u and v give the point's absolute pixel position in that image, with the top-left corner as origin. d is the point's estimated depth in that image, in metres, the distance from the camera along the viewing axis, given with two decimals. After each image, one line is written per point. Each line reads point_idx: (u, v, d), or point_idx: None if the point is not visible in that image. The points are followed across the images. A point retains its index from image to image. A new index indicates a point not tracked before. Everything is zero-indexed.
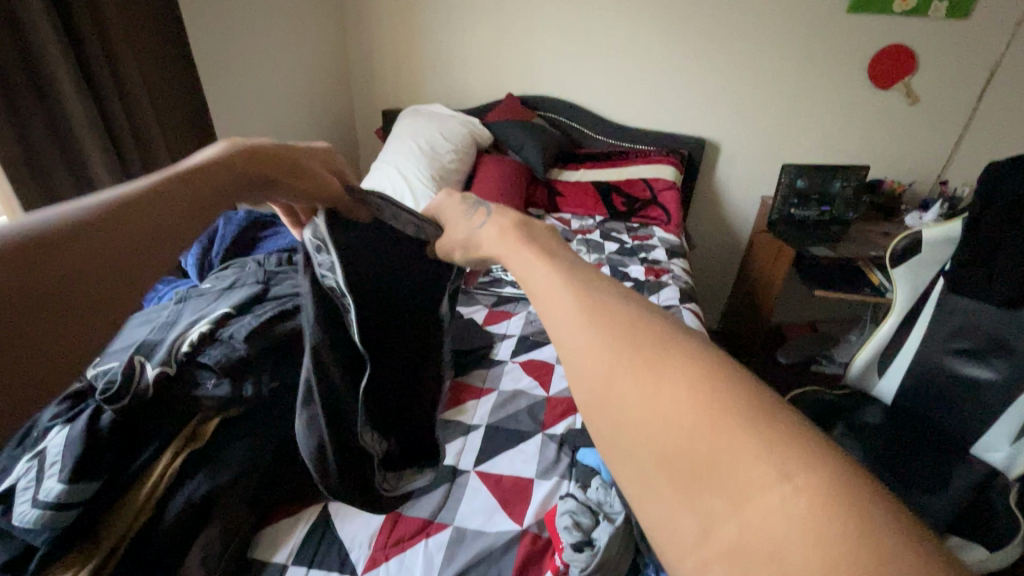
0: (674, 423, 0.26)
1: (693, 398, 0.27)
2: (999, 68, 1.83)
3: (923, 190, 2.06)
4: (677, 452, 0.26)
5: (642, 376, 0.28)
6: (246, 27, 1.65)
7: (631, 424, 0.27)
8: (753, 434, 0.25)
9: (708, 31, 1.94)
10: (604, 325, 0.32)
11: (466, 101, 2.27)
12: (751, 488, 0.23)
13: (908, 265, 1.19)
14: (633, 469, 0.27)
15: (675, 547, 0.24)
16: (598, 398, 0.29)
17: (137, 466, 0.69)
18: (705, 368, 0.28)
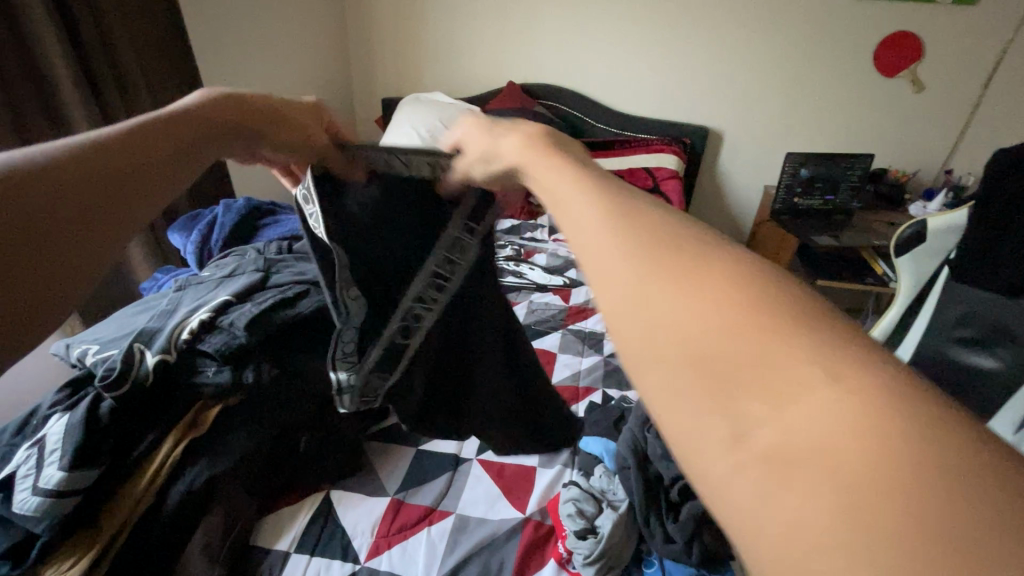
0: (705, 321, 0.21)
1: (730, 294, 0.22)
2: (1006, 54, 1.81)
3: (928, 179, 2.04)
4: (709, 357, 0.21)
5: (670, 272, 0.23)
6: (244, 14, 1.64)
7: (653, 325, 0.22)
8: (798, 332, 0.20)
9: (712, 18, 1.92)
10: (630, 220, 0.26)
11: (467, 89, 2.24)
12: (798, 389, 0.19)
13: (913, 255, 1.18)
14: (656, 378, 0.22)
15: (702, 452, 0.20)
16: (615, 302, 0.24)
17: (137, 453, 0.68)
18: (745, 267, 0.23)
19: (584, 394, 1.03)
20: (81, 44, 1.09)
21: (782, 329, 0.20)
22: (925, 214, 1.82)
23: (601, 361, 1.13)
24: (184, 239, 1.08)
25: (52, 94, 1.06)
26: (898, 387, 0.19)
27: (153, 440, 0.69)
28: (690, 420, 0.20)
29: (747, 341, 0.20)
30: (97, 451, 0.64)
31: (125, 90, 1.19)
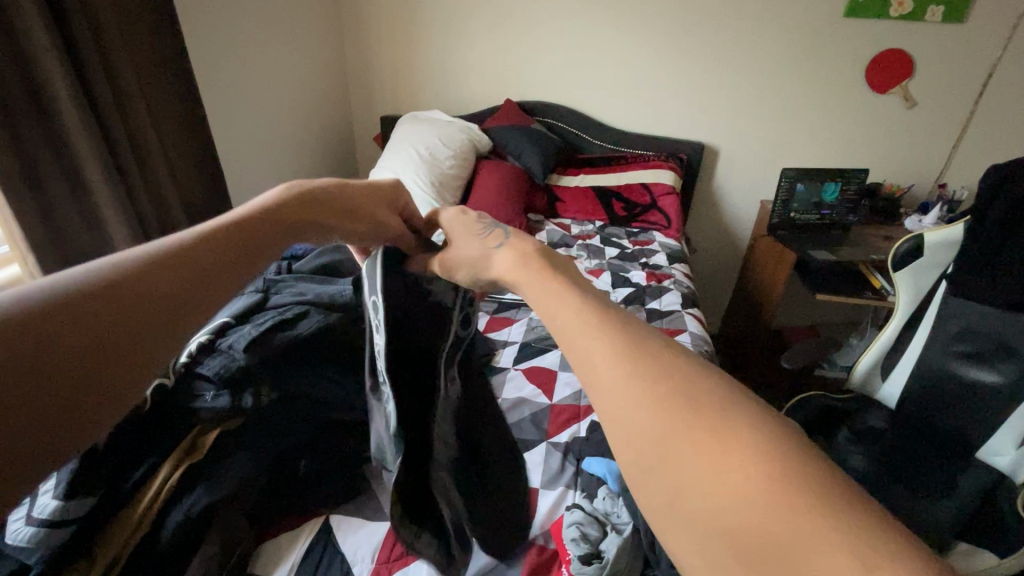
0: (740, 493, 0.23)
1: (757, 461, 0.24)
2: (996, 70, 1.84)
3: (922, 193, 2.06)
4: (731, 519, 0.23)
5: (704, 441, 0.25)
6: (245, 36, 1.65)
7: (681, 489, 0.24)
8: (825, 513, 0.22)
9: (706, 37, 1.95)
10: (649, 377, 0.28)
11: (465, 108, 2.27)
12: (828, 570, 0.20)
13: (910, 270, 1.21)
14: (687, 543, 0.24)
15: None
16: (643, 457, 0.26)
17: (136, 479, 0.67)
18: (770, 437, 0.25)
19: (585, 413, 1.02)
20: (85, 69, 1.09)
21: (792, 498, 0.23)
22: (921, 227, 1.83)
23: None
24: None
25: (54, 119, 1.06)
26: (908, 561, 0.21)
27: (151, 468, 0.68)
28: None
29: (778, 518, 0.22)
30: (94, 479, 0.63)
31: (126, 113, 1.20)
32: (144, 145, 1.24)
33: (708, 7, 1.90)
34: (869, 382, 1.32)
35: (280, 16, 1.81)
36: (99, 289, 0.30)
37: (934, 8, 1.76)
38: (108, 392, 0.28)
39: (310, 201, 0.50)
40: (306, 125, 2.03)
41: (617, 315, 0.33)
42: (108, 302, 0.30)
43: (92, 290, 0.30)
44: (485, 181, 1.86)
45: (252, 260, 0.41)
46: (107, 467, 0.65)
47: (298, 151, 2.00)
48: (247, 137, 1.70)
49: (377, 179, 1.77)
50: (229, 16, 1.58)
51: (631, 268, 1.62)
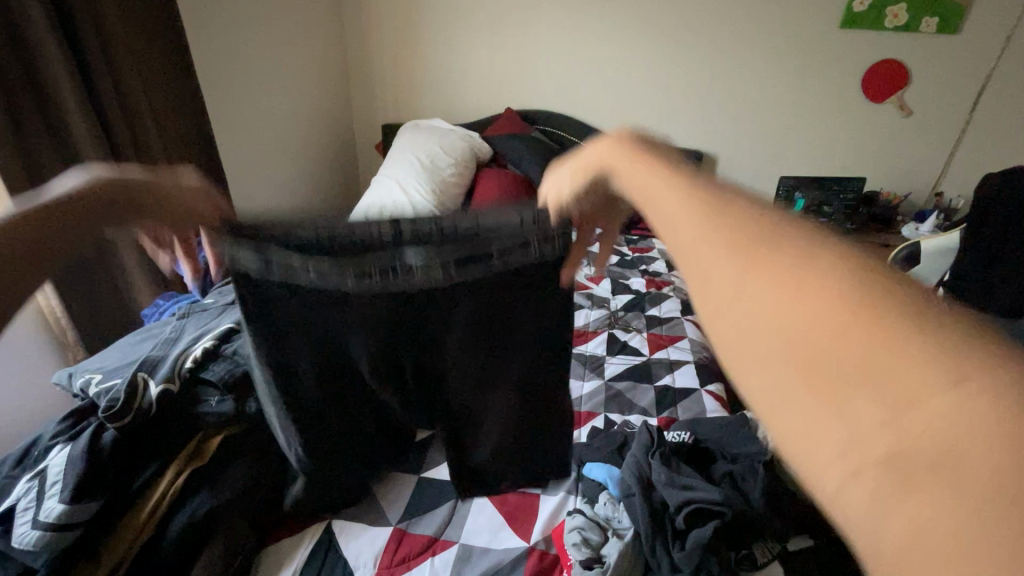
0: (824, 330, 0.24)
1: (840, 297, 0.24)
2: (990, 81, 1.86)
3: (919, 202, 2.08)
4: (819, 353, 0.24)
5: (785, 286, 0.26)
6: (249, 45, 1.67)
7: (763, 332, 0.26)
8: (915, 338, 0.22)
9: (705, 46, 1.97)
10: (736, 240, 0.29)
11: (465, 116, 2.29)
12: (913, 389, 0.21)
13: (911, 275, 1.28)
14: (767, 385, 0.25)
15: (817, 456, 0.22)
16: (724, 311, 0.28)
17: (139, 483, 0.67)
18: (857, 278, 0.25)
19: (586, 419, 1.03)
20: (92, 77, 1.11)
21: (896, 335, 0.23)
22: (918, 235, 1.85)
23: (602, 386, 1.13)
24: None
25: None
26: (1006, 375, 0.21)
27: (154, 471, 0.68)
28: (799, 419, 0.23)
29: (864, 348, 0.23)
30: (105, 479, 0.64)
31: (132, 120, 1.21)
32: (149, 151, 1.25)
33: (706, 17, 1.92)
34: None
35: (284, 25, 1.83)
36: None
37: (929, 20, 1.79)
38: None
39: (99, 202, 0.43)
40: (308, 132, 2.05)
41: (713, 189, 0.34)
42: None
43: None
44: (486, 189, 1.87)
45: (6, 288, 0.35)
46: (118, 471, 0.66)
47: (300, 159, 2.01)
48: (250, 143, 1.71)
49: (378, 187, 1.78)
50: (235, 26, 1.60)
51: (631, 275, 1.63)
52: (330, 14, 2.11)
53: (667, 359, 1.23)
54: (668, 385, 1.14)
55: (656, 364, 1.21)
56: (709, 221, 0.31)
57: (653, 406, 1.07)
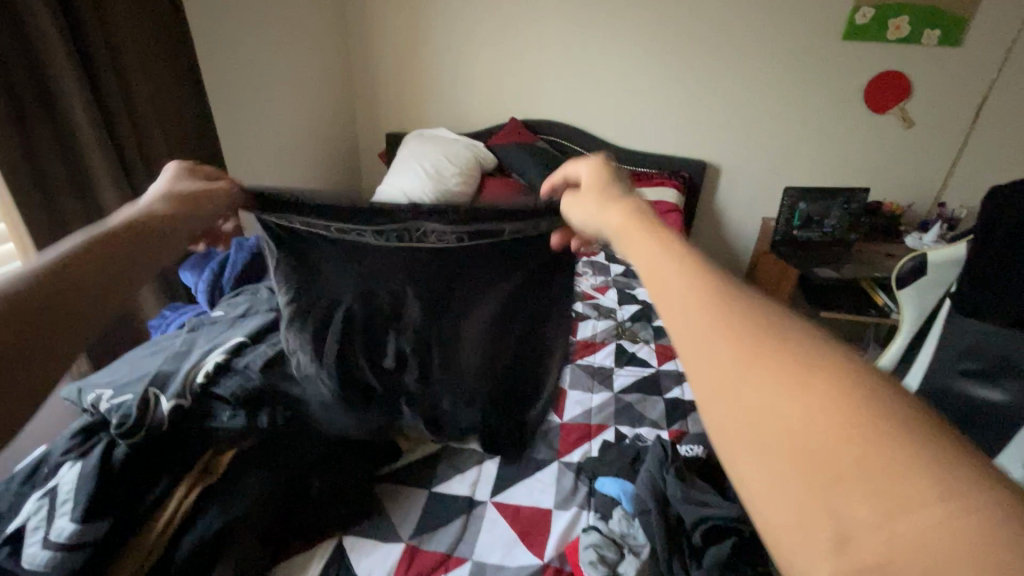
0: (816, 427, 0.23)
1: (835, 392, 0.23)
2: (992, 91, 1.87)
3: (922, 211, 2.09)
4: (797, 436, 0.23)
5: (778, 372, 0.25)
6: (255, 56, 1.68)
7: (752, 417, 0.25)
8: (909, 446, 0.22)
9: (708, 57, 1.98)
10: (727, 313, 0.28)
11: (469, 125, 2.29)
12: (906, 498, 0.20)
13: (915, 288, 1.29)
14: (757, 474, 0.24)
15: (797, 555, 0.22)
16: (712, 389, 0.27)
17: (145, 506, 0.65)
18: (849, 372, 0.24)
19: (596, 432, 1.02)
20: (100, 88, 1.11)
21: (866, 411, 0.23)
22: (922, 245, 1.85)
23: (611, 398, 1.12)
24: (196, 278, 1.03)
25: (69, 137, 1.07)
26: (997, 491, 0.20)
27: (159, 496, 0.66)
28: (788, 514, 0.23)
29: (854, 449, 0.22)
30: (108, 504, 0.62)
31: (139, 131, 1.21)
32: (156, 162, 1.25)
33: (709, 29, 1.94)
34: None
35: (289, 35, 1.84)
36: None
37: (930, 32, 1.80)
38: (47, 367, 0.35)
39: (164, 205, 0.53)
40: (312, 141, 2.05)
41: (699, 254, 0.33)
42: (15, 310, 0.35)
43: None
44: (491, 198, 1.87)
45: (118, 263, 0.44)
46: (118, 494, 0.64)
47: (305, 167, 2.01)
48: (256, 153, 1.71)
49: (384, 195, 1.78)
50: (241, 37, 1.60)
51: (637, 284, 1.63)
52: (335, 24, 2.12)
53: (675, 370, 1.23)
54: (677, 397, 1.14)
55: (665, 376, 1.20)
56: (700, 286, 0.30)
57: (663, 419, 1.07)
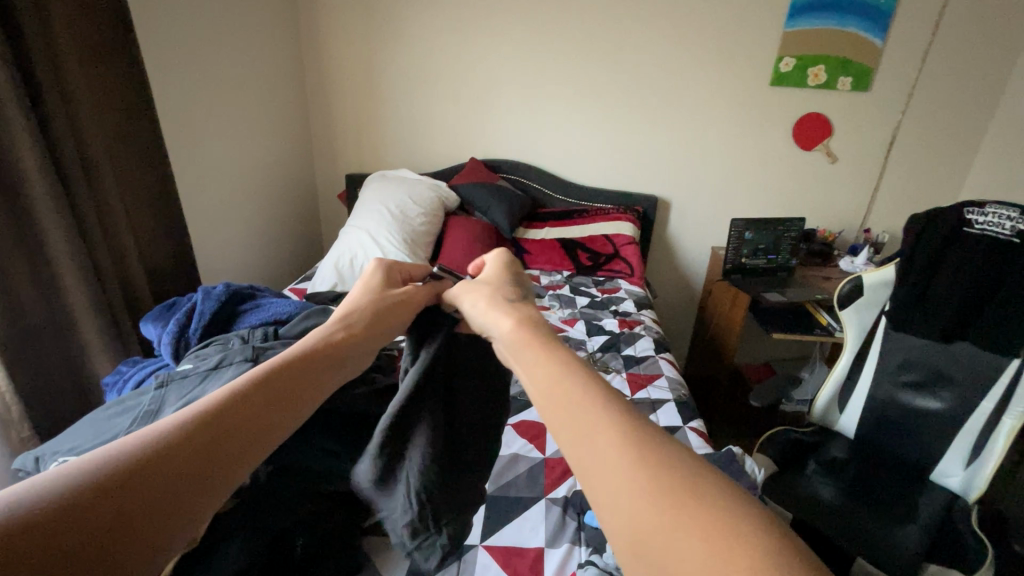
0: (576, 412, 0.38)
1: (573, 391, 0.39)
2: (899, 130, 2.11)
3: (851, 237, 2.29)
4: (570, 408, 0.38)
5: (558, 380, 0.41)
6: (215, 102, 1.65)
7: (562, 407, 0.39)
8: (597, 405, 0.38)
9: (654, 104, 2.14)
10: (538, 351, 0.46)
11: (429, 166, 2.33)
12: (599, 436, 0.35)
13: (855, 308, 1.48)
14: (589, 444, 0.35)
15: (599, 476, 0.34)
16: (547, 390, 0.40)
17: (226, 452, 0.40)
18: (570, 376, 0.41)
19: None
20: (53, 137, 1.06)
21: (585, 393, 0.39)
22: (854, 269, 2.03)
23: None
24: (159, 330, 0.99)
25: (17, 189, 1.01)
26: (626, 414, 0.38)
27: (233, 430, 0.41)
28: (599, 459, 0.34)
29: (590, 420, 0.37)
30: (170, 546, 0.34)
31: (94, 182, 1.17)
32: (111, 213, 1.21)
33: (652, 74, 2.09)
34: (829, 414, 1.58)
35: (248, 82, 1.83)
36: (197, 430, 0.39)
37: (844, 80, 2.02)
38: (199, 478, 0.37)
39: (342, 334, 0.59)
40: (271, 184, 2.02)
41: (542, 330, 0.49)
42: (227, 418, 0.42)
43: (183, 441, 0.38)
44: (457, 237, 1.90)
45: (268, 415, 0.45)
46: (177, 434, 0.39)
47: (263, 209, 1.96)
48: (214, 199, 1.66)
49: (349, 237, 1.78)
50: (201, 82, 1.58)
51: (603, 316, 1.68)
52: (292, 69, 2.13)
53: (648, 399, 1.27)
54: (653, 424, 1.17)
55: (638, 405, 1.24)
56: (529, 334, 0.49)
57: None
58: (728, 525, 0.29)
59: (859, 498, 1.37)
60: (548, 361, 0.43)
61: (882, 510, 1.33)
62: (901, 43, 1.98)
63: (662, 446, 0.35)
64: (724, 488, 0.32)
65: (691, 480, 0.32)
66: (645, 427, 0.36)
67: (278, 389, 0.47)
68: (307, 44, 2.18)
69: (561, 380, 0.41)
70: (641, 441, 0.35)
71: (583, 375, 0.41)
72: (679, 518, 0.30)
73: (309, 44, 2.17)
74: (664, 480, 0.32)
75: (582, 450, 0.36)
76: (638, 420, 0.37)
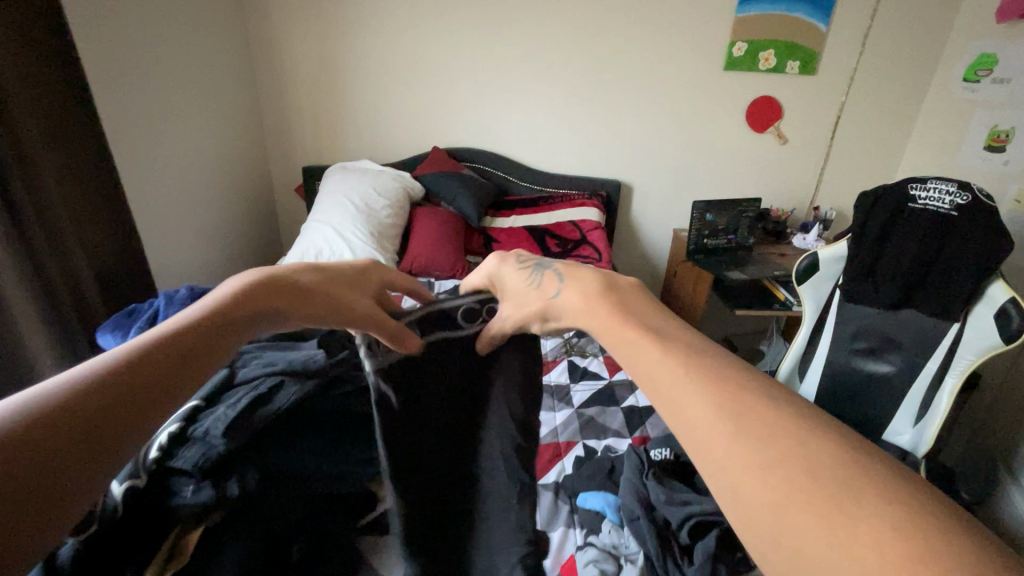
0: (660, 369, 0.32)
1: (654, 346, 0.34)
2: (843, 111, 2.22)
3: (802, 215, 2.40)
4: (651, 366, 0.33)
5: (628, 336, 0.36)
6: (161, 94, 1.54)
7: (643, 367, 0.34)
8: (685, 363, 0.32)
9: (615, 89, 2.16)
10: (597, 306, 0.40)
11: (390, 156, 2.27)
12: (689, 398, 0.30)
13: (811, 281, 1.56)
14: (686, 405, 0.30)
15: (701, 445, 0.29)
16: (624, 348, 0.36)
17: (164, 388, 0.32)
18: (646, 331, 0.36)
19: (566, 449, 1.05)
20: None
21: (669, 349, 0.34)
22: (806, 245, 2.14)
23: (574, 414, 1.17)
24: (118, 339, 0.92)
25: None
26: (721, 369, 0.32)
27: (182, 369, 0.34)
28: (703, 422, 0.29)
29: (680, 378, 0.31)
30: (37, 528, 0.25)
31: (32, 182, 1.07)
32: (54, 214, 1.12)
33: (611, 60, 2.11)
34: (791, 383, 1.67)
35: (193, 71, 1.72)
36: (89, 384, 0.30)
37: (793, 64, 2.10)
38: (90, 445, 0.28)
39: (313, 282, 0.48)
40: (224, 180, 1.91)
41: (603, 282, 0.43)
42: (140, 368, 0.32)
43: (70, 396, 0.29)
44: (424, 229, 1.87)
45: (188, 368, 0.34)
46: (76, 383, 0.30)
47: (216, 207, 1.86)
48: (164, 196, 1.55)
49: (312, 232, 1.72)
50: (146, 73, 1.47)
51: None
52: (239, 56, 2.01)
53: (626, 380, 1.30)
54: (633, 405, 1.20)
55: (617, 386, 1.27)
56: (582, 288, 0.43)
57: (624, 427, 1.13)
58: (818, 461, 0.27)
59: None
60: (621, 318, 0.38)
61: None
62: (843, 28, 2.07)
63: (773, 405, 0.30)
64: (853, 453, 0.28)
65: (780, 414, 0.29)
66: (752, 385, 0.31)
67: (213, 331, 0.37)
68: (254, 29, 2.06)
69: (635, 335, 0.35)
70: (733, 399, 0.30)
71: (663, 329, 0.36)
72: (799, 487, 0.26)
73: (256, 29, 2.05)
74: (790, 450, 0.27)
75: (679, 412, 0.31)
76: (740, 376, 0.32)
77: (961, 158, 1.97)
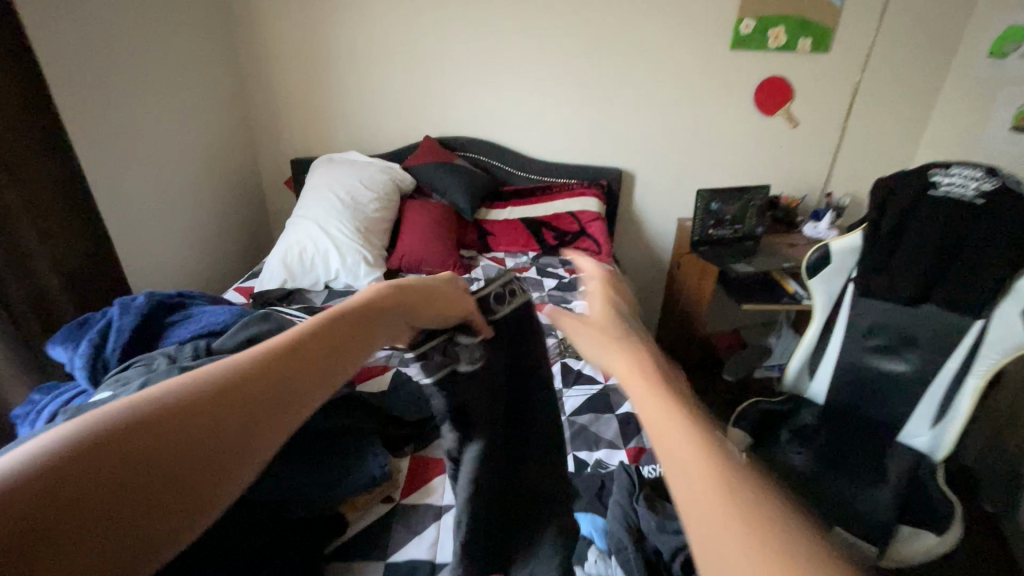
0: (681, 462, 0.32)
1: (679, 432, 0.33)
2: (858, 91, 2.09)
3: (813, 201, 2.29)
4: (671, 456, 0.33)
5: (660, 413, 0.35)
6: (132, 86, 1.47)
7: (669, 452, 0.33)
8: (704, 459, 0.32)
9: (615, 72, 2.04)
10: (636, 369, 0.40)
11: (381, 146, 2.19)
12: (698, 501, 0.30)
13: (824, 275, 1.45)
14: (697, 506, 0.30)
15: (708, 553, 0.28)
16: (651, 426, 0.35)
17: (252, 429, 0.38)
18: (676, 414, 0.35)
19: None
20: None
21: (693, 439, 0.33)
22: (818, 234, 2.03)
23: (565, 422, 1.10)
24: (69, 352, 0.86)
25: None
26: (738, 470, 0.32)
27: (240, 417, 0.37)
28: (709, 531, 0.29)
29: (696, 478, 0.31)
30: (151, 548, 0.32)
31: None
32: (10, 215, 1.06)
33: (611, 40, 1.99)
34: (800, 381, 1.59)
35: (169, 62, 1.64)
36: (191, 417, 0.35)
37: (804, 41, 1.97)
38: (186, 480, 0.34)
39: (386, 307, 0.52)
40: (208, 175, 1.85)
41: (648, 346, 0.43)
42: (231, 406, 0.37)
43: (178, 430, 0.35)
44: (414, 222, 1.79)
45: (273, 404, 0.39)
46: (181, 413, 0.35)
47: (199, 203, 1.80)
48: (139, 194, 1.50)
49: (297, 228, 1.64)
50: (114, 65, 1.40)
51: (572, 297, 1.63)
52: (221, 44, 1.93)
53: None
54: (629, 412, 1.13)
55: (613, 391, 1.19)
56: (622, 347, 0.42)
57: (619, 437, 1.06)
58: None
59: (828, 464, 1.40)
60: (655, 390, 0.37)
61: (849, 474, 1.36)
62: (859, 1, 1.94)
63: (788, 527, 0.29)
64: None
65: (793, 532, 0.29)
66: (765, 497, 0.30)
67: (297, 366, 0.42)
68: (235, 16, 1.97)
69: (668, 414, 0.35)
70: (751, 512, 0.29)
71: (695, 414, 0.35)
72: None
73: (238, 15, 1.96)
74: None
75: (690, 511, 0.30)
76: (757, 484, 0.31)
77: (986, 139, 1.84)
